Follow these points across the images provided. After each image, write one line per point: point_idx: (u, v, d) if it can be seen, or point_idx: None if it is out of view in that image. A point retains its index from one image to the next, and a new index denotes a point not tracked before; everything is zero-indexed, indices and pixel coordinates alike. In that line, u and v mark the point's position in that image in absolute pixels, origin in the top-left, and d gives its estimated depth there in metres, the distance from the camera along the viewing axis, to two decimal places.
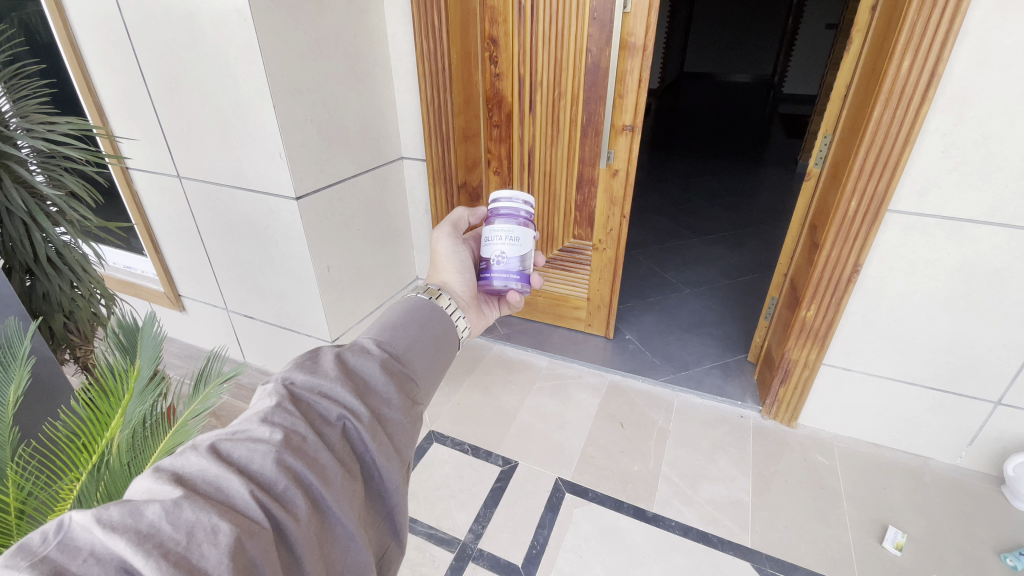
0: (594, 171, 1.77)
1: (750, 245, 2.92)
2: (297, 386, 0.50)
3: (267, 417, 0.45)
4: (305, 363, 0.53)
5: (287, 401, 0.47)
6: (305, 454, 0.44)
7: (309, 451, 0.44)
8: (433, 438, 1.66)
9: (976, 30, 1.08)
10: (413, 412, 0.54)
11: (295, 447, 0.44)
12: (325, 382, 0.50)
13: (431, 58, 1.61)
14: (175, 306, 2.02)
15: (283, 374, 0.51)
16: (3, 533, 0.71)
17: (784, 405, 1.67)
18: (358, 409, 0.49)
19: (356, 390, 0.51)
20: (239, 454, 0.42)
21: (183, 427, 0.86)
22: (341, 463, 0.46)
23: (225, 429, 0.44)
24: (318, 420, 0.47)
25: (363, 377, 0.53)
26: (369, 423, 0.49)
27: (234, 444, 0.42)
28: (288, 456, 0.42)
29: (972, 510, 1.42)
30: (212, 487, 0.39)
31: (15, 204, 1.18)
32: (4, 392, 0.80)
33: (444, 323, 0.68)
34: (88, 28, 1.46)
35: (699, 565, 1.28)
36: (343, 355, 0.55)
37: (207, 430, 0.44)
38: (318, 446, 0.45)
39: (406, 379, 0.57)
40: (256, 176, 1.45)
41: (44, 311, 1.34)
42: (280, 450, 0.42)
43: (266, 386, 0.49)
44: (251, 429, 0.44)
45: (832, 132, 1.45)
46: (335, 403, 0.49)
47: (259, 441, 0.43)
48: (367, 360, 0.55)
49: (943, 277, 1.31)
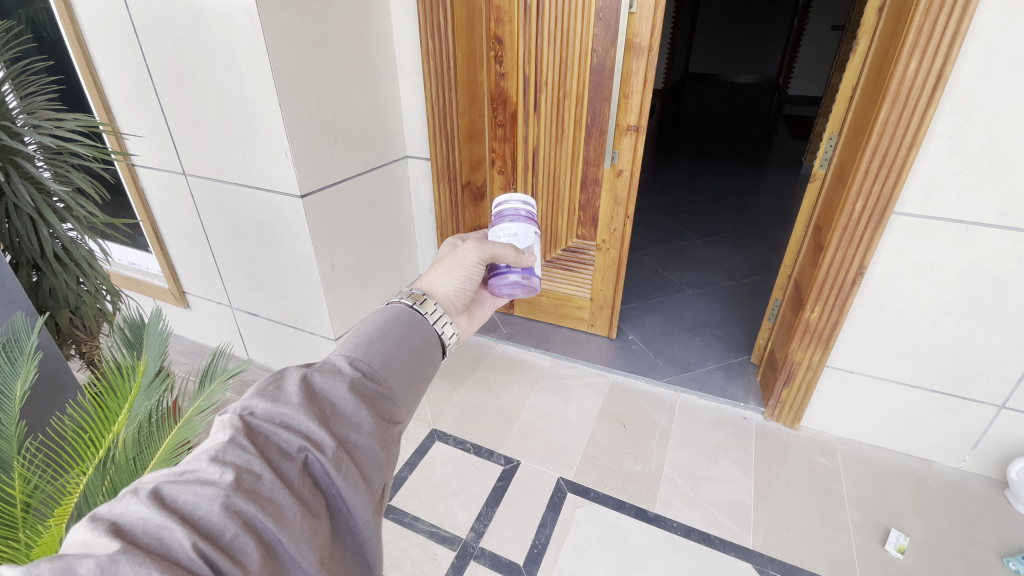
0: (598, 171, 1.77)
1: (755, 246, 2.92)
2: (256, 417, 0.46)
3: (218, 455, 0.42)
4: (267, 390, 0.49)
5: (242, 435, 0.44)
6: (259, 495, 0.40)
7: (263, 492, 0.41)
8: (435, 437, 1.66)
9: (983, 32, 1.07)
10: (386, 435, 0.51)
11: (247, 488, 0.40)
12: (287, 410, 0.47)
13: (437, 57, 1.62)
14: (180, 302, 2.03)
15: (241, 404, 0.47)
16: (10, 528, 0.71)
17: (787, 407, 1.67)
18: (322, 439, 0.46)
19: (322, 418, 0.48)
20: (184, 498, 0.39)
21: (188, 422, 0.87)
22: (301, 501, 0.43)
23: (173, 469, 0.41)
24: (277, 455, 0.44)
25: (331, 401, 0.50)
26: (333, 455, 0.45)
27: (179, 487, 0.39)
28: (238, 500, 0.39)
29: (974, 514, 1.41)
30: (153, 539, 0.36)
31: (23, 199, 1.19)
32: (10, 385, 0.80)
33: (427, 333, 0.64)
34: (96, 25, 1.47)
35: (701, 566, 1.28)
36: (310, 377, 0.51)
37: (154, 471, 0.41)
38: (273, 484, 0.41)
39: (380, 399, 0.54)
40: (262, 174, 1.46)
41: (50, 306, 1.33)
42: (229, 493, 0.39)
43: (222, 416, 0.46)
44: (200, 469, 0.41)
45: (837, 133, 1.45)
46: (296, 434, 0.46)
47: (207, 484, 0.39)
48: (336, 381, 0.52)
49: (949, 280, 1.31)
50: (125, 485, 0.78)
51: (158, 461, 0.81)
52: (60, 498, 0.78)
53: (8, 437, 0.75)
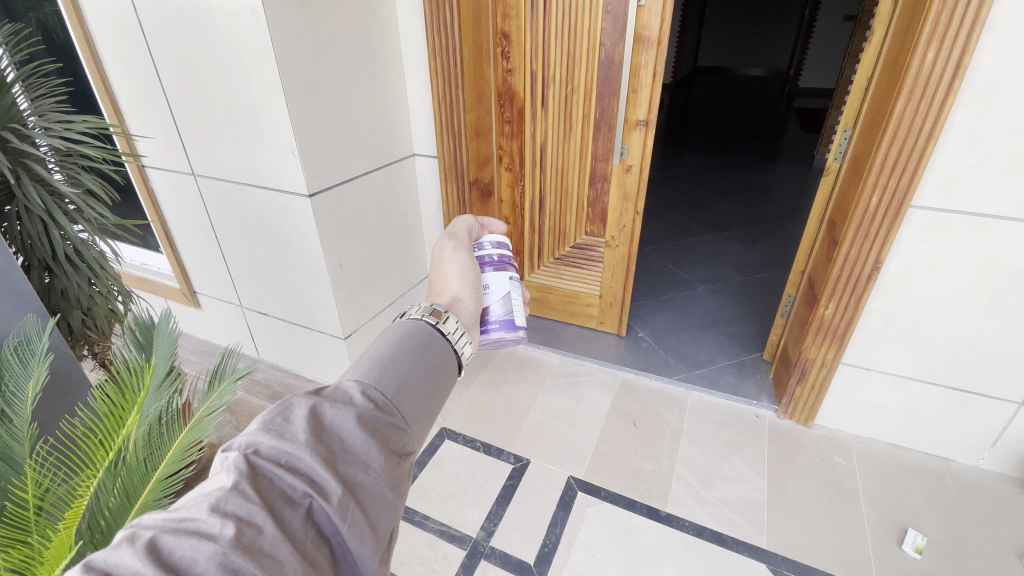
0: (607, 166, 1.76)
1: (766, 242, 2.88)
2: (260, 457, 0.42)
3: (219, 504, 0.38)
4: (272, 423, 0.45)
5: (245, 480, 0.40)
6: (259, 552, 0.36)
7: (264, 548, 0.37)
8: (444, 435, 1.66)
9: (1003, 20, 1.04)
10: (396, 473, 0.47)
11: (247, 544, 0.36)
12: (293, 449, 0.43)
13: (443, 53, 1.60)
14: (190, 302, 2.04)
15: (245, 440, 0.43)
16: (24, 529, 0.71)
17: (801, 405, 1.64)
18: (327, 484, 0.42)
19: (328, 457, 0.44)
20: (182, 553, 0.35)
21: (197, 423, 0.88)
22: (304, 555, 0.39)
23: (172, 515, 0.37)
24: (279, 501, 0.40)
25: (339, 436, 0.46)
26: (338, 502, 0.41)
27: (177, 539, 0.36)
28: (237, 558, 0.35)
29: (994, 514, 1.38)
30: None
31: (34, 202, 1.20)
32: (22, 386, 0.82)
33: (443, 353, 0.59)
34: (104, 27, 1.47)
35: (713, 566, 1.26)
36: (319, 408, 0.47)
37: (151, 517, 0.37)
38: (276, 538, 0.37)
39: (392, 431, 0.49)
40: (269, 173, 1.46)
41: (62, 307, 1.34)
42: (228, 550, 0.35)
43: (225, 455, 0.42)
44: (200, 519, 0.37)
45: (851, 126, 1.41)
46: (301, 477, 0.42)
47: (205, 538, 0.36)
48: (346, 412, 0.47)
49: (968, 275, 1.28)
50: (136, 485, 0.79)
51: (170, 460, 0.83)
52: (72, 501, 0.78)
53: (20, 439, 0.76)
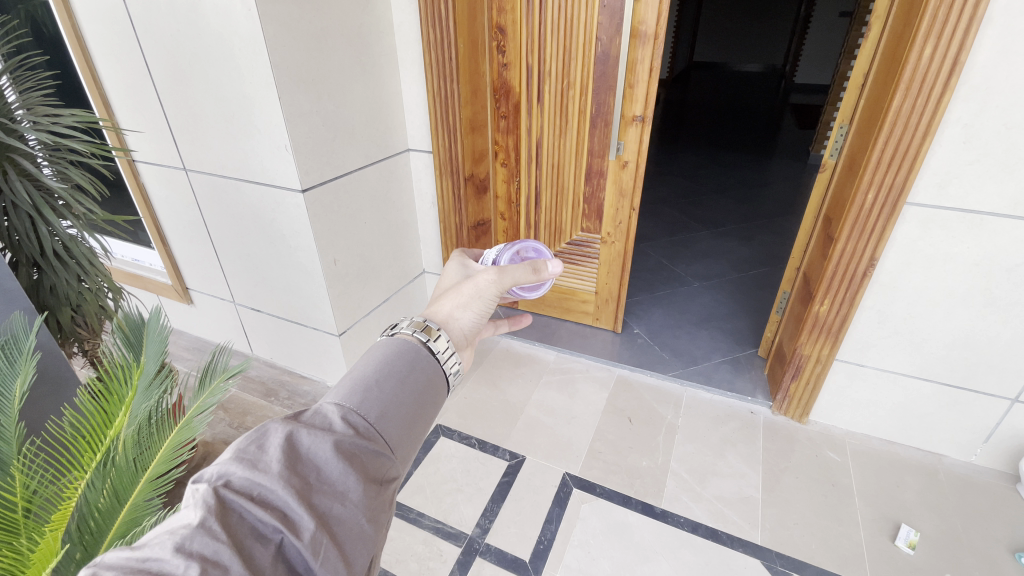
0: (603, 162, 1.75)
1: (762, 238, 2.88)
2: (232, 489, 0.41)
3: (184, 543, 0.37)
4: (246, 452, 0.44)
5: (213, 516, 0.39)
6: None
7: None
8: (439, 432, 1.65)
9: (1001, 16, 1.03)
10: (375, 503, 0.46)
11: None
12: (265, 481, 0.42)
13: (437, 45, 1.56)
14: (183, 298, 2.02)
15: (217, 471, 0.42)
16: (11, 531, 0.69)
17: (795, 401, 1.65)
18: (300, 520, 0.41)
19: (303, 489, 0.43)
20: None
21: (187, 423, 0.87)
22: None
23: (134, 555, 0.37)
24: (250, 538, 0.40)
25: (315, 466, 0.45)
26: (311, 538, 0.41)
27: None
28: None
29: (986, 508, 1.39)
30: None
31: (20, 197, 1.18)
32: (9, 385, 0.81)
33: (430, 373, 0.58)
34: (93, 19, 1.45)
35: (708, 562, 1.26)
36: (296, 436, 0.46)
37: (113, 556, 0.36)
38: None
39: (372, 458, 0.49)
40: (262, 168, 1.44)
41: (51, 304, 1.33)
42: None
43: (196, 486, 0.41)
44: (164, 559, 0.36)
45: (847, 122, 1.41)
46: (273, 512, 0.41)
47: None
48: (323, 441, 0.46)
49: (963, 272, 1.28)
50: (124, 487, 0.79)
51: (159, 460, 0.82)
52: (60, 503, 0.77)
53: (8, 439, 0.75)
